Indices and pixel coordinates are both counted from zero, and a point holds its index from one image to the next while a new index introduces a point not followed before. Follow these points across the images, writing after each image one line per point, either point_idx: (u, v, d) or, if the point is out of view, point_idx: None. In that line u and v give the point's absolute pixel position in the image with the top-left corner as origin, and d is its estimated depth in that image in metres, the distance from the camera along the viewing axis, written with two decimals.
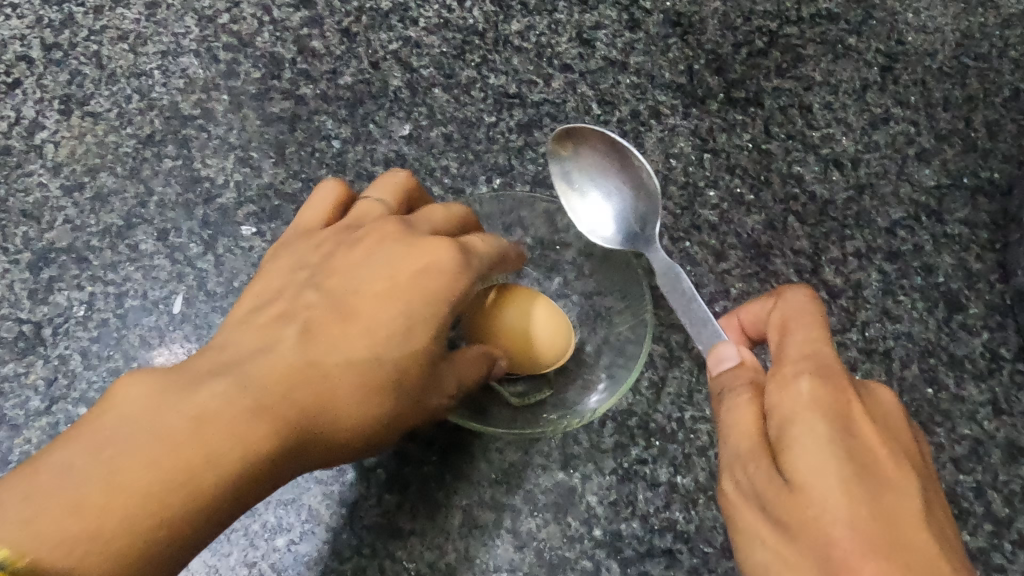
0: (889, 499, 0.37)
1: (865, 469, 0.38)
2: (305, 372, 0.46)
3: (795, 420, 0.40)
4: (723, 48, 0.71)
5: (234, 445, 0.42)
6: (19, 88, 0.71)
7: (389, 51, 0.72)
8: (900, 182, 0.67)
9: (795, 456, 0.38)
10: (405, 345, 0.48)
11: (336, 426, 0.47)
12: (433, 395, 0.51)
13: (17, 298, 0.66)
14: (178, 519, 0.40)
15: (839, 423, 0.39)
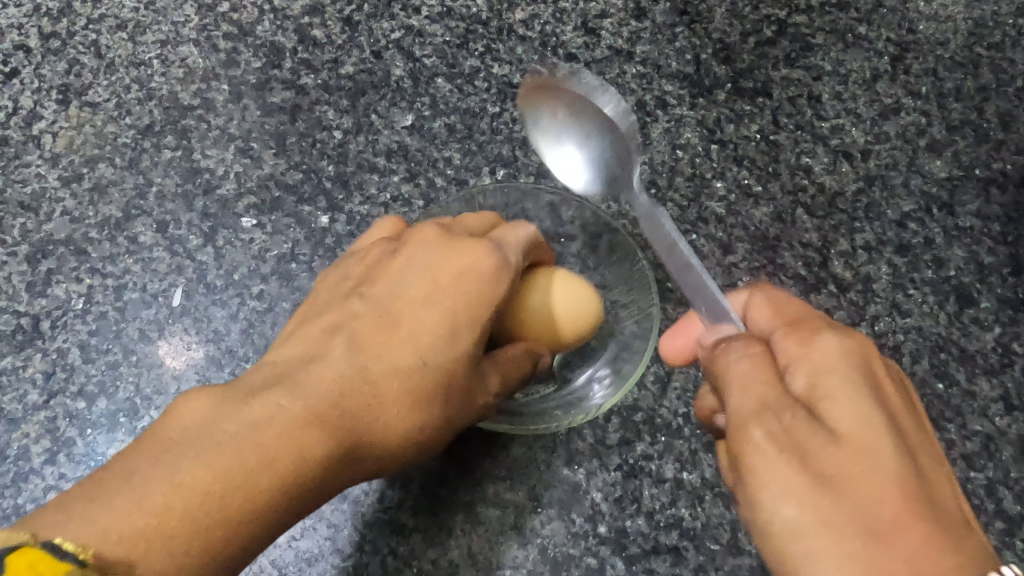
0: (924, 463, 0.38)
1: (898, 427, 0.38)
2: (355, 380, 0.45)
3: (832, 372, 0.39)
4: (731, 37, 0.70)
5: (292, 450, 0.41)
6: (16, 77, 0.70)
7: (391, 40, 0.71)
8: (911, 174, 0.66)
9: (836, 409, 0.38)
10: (455, 346, 0.47)
11: (388, 435, 0.46)
12: (483, 402, 0.49)
13: (15, 291, 0.65)
14: (239, 521, 0.39)
15: (870, 379, 0.39)
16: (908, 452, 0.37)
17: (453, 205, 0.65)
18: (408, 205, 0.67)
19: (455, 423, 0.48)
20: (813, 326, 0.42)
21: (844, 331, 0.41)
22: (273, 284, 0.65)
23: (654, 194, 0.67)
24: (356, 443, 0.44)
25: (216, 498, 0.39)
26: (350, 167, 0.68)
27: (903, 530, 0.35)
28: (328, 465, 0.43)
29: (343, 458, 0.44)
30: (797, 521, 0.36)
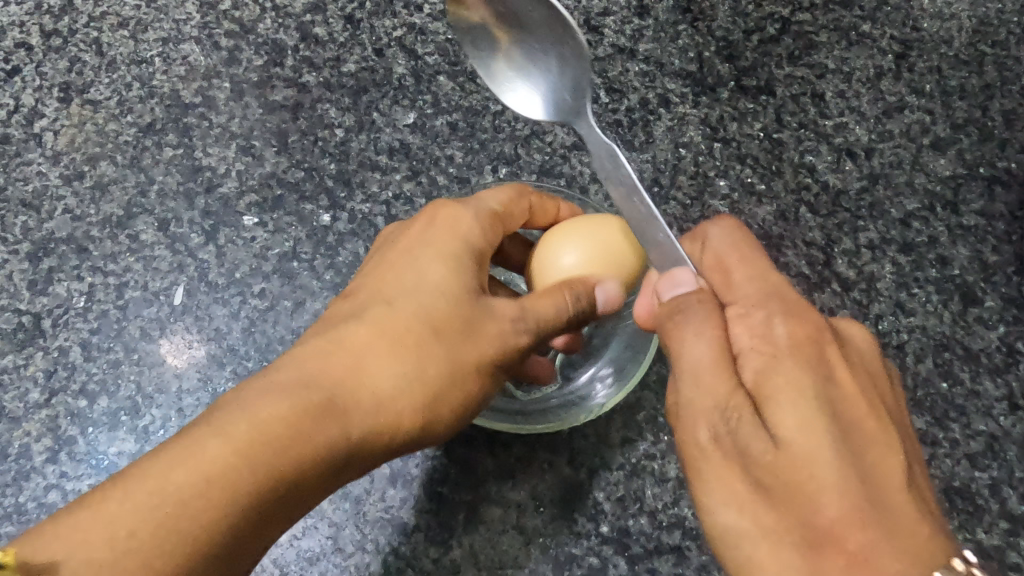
0: (870, 454, 0.38)
1: (845, 419, 0.38)
2: (332, 347, 0.46)
3: (777, 368, 0.39)
4: (734, 35, 0.70)
5: (265, 412, 0.42)
6: (18, 75, 0.70)
7: (393, 38, 0.70)
8: (915, 173, 0.66)
9: (779, 410, 0.38)
10: (428, 291, 0.47)
11: (382, 390, 0.45)
12: (491, 334, 0.47)
13: (16, 288, 0.65)
14: (200, 486, 0.39)
15: (818, 370, 0.39)
16: (851, 448, 0.37)
17: (456, 201, 0.66)
18: (411, 203, 0.67)
19: (461, 359, 0.47)
20: (765, 313, 0.41)
21: (793, 318, 0.41)
22: (275, 283, 0.65)
23: (657, 192, 0.67)
24: (344, 400, 0.44)
25: (200, 471, 0.39)
26: (352, 165, 0.68)
27: (837, 539, 0.36)
28: (309, 427, 0.42)
29: (334, 415, 0.43)
30: (737, 524, 0.38)
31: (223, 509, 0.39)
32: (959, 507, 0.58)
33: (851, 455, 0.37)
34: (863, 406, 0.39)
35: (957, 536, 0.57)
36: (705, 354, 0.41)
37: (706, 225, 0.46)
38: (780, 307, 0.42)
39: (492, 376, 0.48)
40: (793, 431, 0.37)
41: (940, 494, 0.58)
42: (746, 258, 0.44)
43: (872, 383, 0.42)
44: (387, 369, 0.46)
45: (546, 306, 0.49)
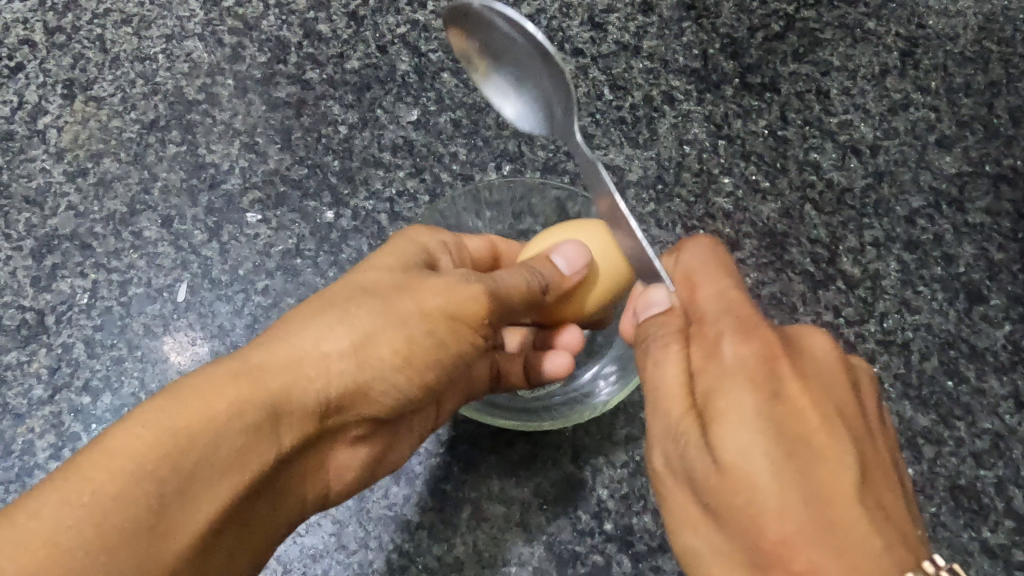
0: (818, 472, 0.35)
1: (794, 440, 0.35)
2: (266, 330, 0.44)
3: (721, 391, 0.37)
4: (739, 32, 0.69)
5: (183, 385, 0.40)
6: (22, 72, 0.70)
7: (397, 35, 0.70)
8: (920, 170, 0.65)
9: (720, 437, 0.36)
10: (366, 269, 0.48)
11: (315, 353, 0.43)
12: (433, 287, 0.46)
13: (20, 285, 0.65)
14: (116, 457, 0.36)
15: (767, 392, 0.36)
16: (800, 475, 0.35)
17: (461, 201, 0.66)
18: (414, 200, 0.67)
19: (400, 316, 0.45)
20: (714, 332, 0.39)
21: (742, 336, 0.38)
22: (278, 279, 0.65)
23: (661, 189, 0.67)
24: (270, 366, 0.42)
25: (113, 443, 0.37)
26: (355, 162, 0.68)
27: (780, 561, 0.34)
28: (229, 391, 0.40)
29: (258, 381, 0.41)
30: (696, 541, 0.39)
31: (135, 479, 0.36)
32: (965, 505, 0.57)
33: (794, 478, 0.35)
34: (813, 419, 0.36)
35: (963, 535, 0.57)
36: (659, 369, 0.40)
37: (683, 242, 0.44)
38: (731, 325, 0.39)
39: (446, 332, 0.46)
40: (731, 454, 0.35)
41: (945, 492, 0.58)
42: (703, 271, 0.42)
43: (834, 391, 0.38)
44: (319, 334, 0.44)
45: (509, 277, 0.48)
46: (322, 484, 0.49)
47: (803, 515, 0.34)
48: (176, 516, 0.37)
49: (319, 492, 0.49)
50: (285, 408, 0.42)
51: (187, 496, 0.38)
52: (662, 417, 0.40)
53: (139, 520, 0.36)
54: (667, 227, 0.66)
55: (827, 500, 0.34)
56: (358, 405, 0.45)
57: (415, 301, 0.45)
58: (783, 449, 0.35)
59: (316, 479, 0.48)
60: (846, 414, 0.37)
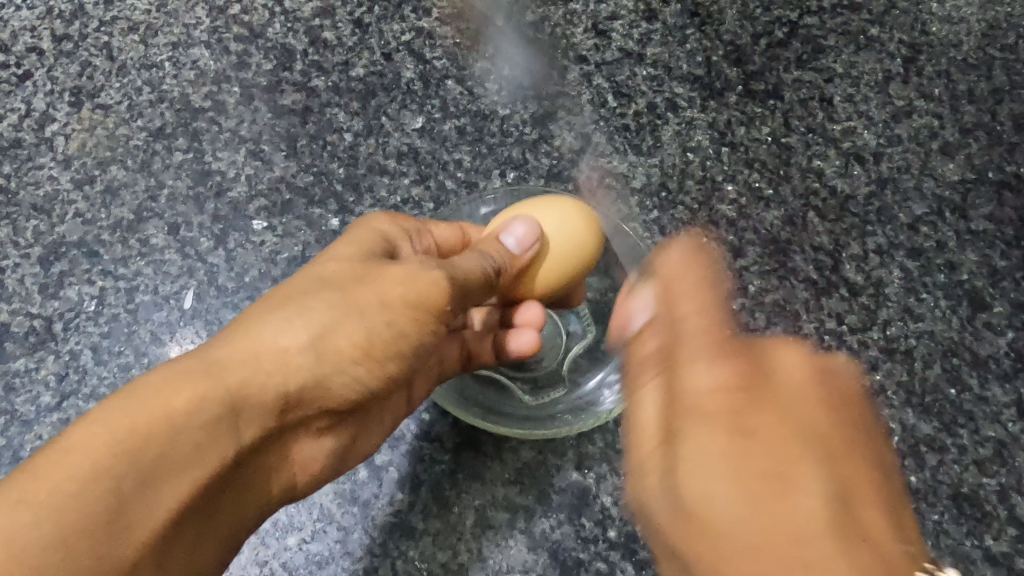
0: (792, 490, 0.34)
1: (771, 482, 0.34)
2: (221, 333, 0.45)
3: (696, 431, 0.36)
4: (743, 39, 0.70)
5: (138, 383, 0.40)
6: (30, 80, 0.70)
7: (402, 42, 0.71)
8: (923, 177, 0.65)
9: (693, 478, 0.35)
10: (322, 263, 0.49)
11: (273, 345, 0.43)
12: (392, 276, 0.47)
13: (28, 293, 0.65)
14: (84, 447, 0.36)
15: (739, 434, 0.36)
16: (775, 519, 0.33)
17: (464, 207, 0.67)
18: (419, 207, 0.67)
19: (358, 309, 0.46)
20: (687, 358, 0.39)
21: (711, 364, 0.39)
22: None
23: (665, 197, 0.67)
24: (230, 359, 0.42)
25: (73, 438, 0.37)
26: (360, 170, 0.68)
27: None
28: (183, 387, 0.40)
29: (219, 373, 0.41)
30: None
31: (93, 472, 0.36)
32: (968, 513, 0.57)
33: (765, 497, 0.34)
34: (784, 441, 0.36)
35: (966, 543, 0.57)
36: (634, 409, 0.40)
37: (672, 245, 0.46)
38: (704, 351, 0.39)
39: (405, 320, 0.47)
40: (704, 500, 0.34)
41: (949, 500, 0.58)
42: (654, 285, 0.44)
43: (810, 420, 0.37)
44: (279, 327, 0.44)
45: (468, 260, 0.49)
46: (289, 474, 0.48)
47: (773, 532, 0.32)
48: (143, 506, 0.37)
49: (286, 483, 0.49)
50: (243, 399, 0.42)
51: (147, 489, 0.37)
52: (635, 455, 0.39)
53: (98, 511, 0.35)
54: (671, 234, 0.66)
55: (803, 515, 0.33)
56: (318, 397, 0.45)
57: (374, 294, 0.46)
58: (750, 470, 0.35)
59: (285, 472, 0.48)
60: (819, 439, 0.37)
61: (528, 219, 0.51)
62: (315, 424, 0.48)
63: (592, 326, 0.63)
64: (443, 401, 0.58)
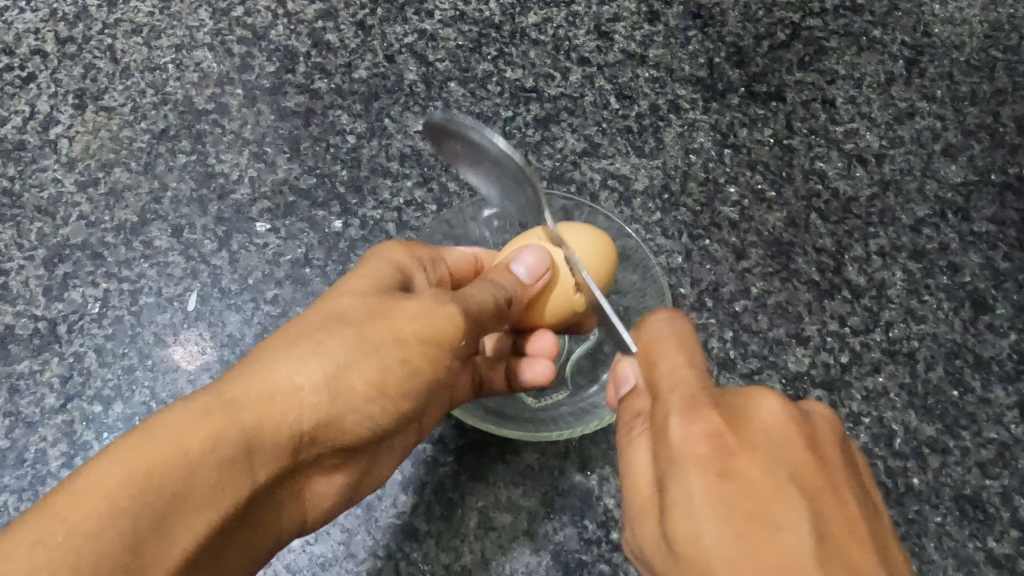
0: (771, 540, 0.33)
1: (751, 525, 0.34)
2: (233, 367, 0.43)
3: (676, 476, 0.36)
4: (745, 41, 0.70)
5: (150, 423, 0.38)
6: (33, 82, 0.71)
7: (405, 44, 0.71)
8: (926, 179, 0.66)
9: (679, 525, 0.35)
10: (339, 294, 0.47)
11: (287, 384, 0.42)
12: (407, 311, 0.46)
13: (31, 294, 0.65)
14: (94, 491, 0.35)
15: (719, 478, 0.35)
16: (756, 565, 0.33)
17: (467, 210, 0.66)
18: (422, 209, 0.68)
19: (372, 346, 0.44)
20: (665, 410, 0.38)
21: (687, 413, 0.37)
22: (287, 289, 0.66)
23: (667, 199, 0.67)
24: (244, 399, 0.41)
25: (87, 481, 0.35)
26: (363, 172, 0.68)
27: None
28: (198, 429, 0.39)
29: (233, 414, 0.40)
30: None
31: (107, 520, 0.35)
32: (971, 515, 0.57)
33: (744, 557, 0.33)
34: (757, 490, 0.34)
35: (969, 545, 0.57)
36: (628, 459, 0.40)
37: (647, 314, 0.42)
38: (676, 402, 0.38)
39: (419, 357, 0.46)
40: (690, 548, 0.35)
41: (951, 502, 0.58)
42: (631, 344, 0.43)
43: (788, 462, 0.36)
44: (293, 365, 0.43)
45: (480, 295, 0.49)
46: (299, 508, 0.48)
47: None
48: (154, 553, 0.36)
49: (296, 516, 0.48)
50: (257, 442, 0.41)
51: (160, 536, 0.36)
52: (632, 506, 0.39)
53: (112, 560, 0.34)
54: (673, 236, 0.66)
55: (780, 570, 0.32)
56: (331, 437, 0.45)
57: (386, 330, 0.45)
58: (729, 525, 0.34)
59: (294, 508, 0.48)
60: (797, 483, 0.35)
61: (537, 248, 0.51)
62: (327, 461, 0.47)
63: None
64: None
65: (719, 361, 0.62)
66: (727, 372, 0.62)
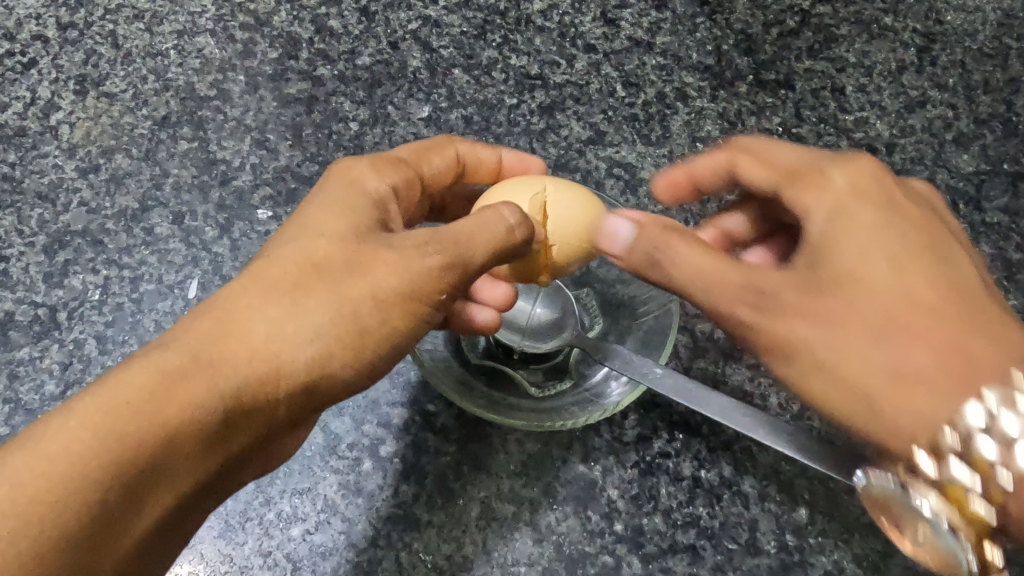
0: (938, 261, 0.42)
1: (917, 251, 0.42)
2: (206, 312, 0.42)
3: (845, 216, 0.43)
4: (753, 28, 0.69)
5: (118, 383, 0.38)
6: (34, 68, 0.70)
7: (408, 31, 0.71)
8: (937, 168, 0.64)
9: (846, 254, 0.42)
10: (317, 234, 0.43)
11: (264, 345, 0.41)
12: (386, 265, 0.42)
13: (32, 281, 0.64)
14: (58, 459, 0.36)
15: (885, 215, 0.43)
16: (924, 276, 0.41)
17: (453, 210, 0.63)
18: None
19: (353, 308, 0.42)
20: (817, 173, 0.46)
21: (845, 166, 0.45)
22: None
23: None
24: (216, 362, 0.40)
25: (59, 448, 0.36)
26: None
27: (912, 346, 0.40)
28: (169, 400, 0.38)
29: (200, 379, 0.39)
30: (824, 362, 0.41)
31: (75, 491, 0.36)
32: None
33: (915, 274, 0.41)
34: (917, 226, 0.43)
35: None
36: (708, 257, 0.44)
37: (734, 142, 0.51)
38: (817, 166, 0.46)
39: (402, 318, 0.43)
40: (862, 269, 0.42)
41: None
42: (749, 144, 0.50)
43: (932, 210, 0.46)
44: (269, 322, 0.41)
45: (478, 243, 0.43)
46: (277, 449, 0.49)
47: (932, 300, 0.41)
48: (127, 518, 0.38)
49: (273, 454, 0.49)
50: (234, 408, 0.40)
51: (136, 503, 0.38)
52: (728, 286, 0.43)
53: (86, 528, 0.36)
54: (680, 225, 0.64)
55: (948, 288, 0.41)
56: (316, 399, 0.43)
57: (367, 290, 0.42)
58: (897, 250, 0.42)
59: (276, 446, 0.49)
60: (941, 227, 0.45)
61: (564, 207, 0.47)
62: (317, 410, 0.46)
63: (601, 316, 0.62)
64: (446, 389, 0.55)
65: (724, 352, 0.60)
66: (733, 362, 0.60)
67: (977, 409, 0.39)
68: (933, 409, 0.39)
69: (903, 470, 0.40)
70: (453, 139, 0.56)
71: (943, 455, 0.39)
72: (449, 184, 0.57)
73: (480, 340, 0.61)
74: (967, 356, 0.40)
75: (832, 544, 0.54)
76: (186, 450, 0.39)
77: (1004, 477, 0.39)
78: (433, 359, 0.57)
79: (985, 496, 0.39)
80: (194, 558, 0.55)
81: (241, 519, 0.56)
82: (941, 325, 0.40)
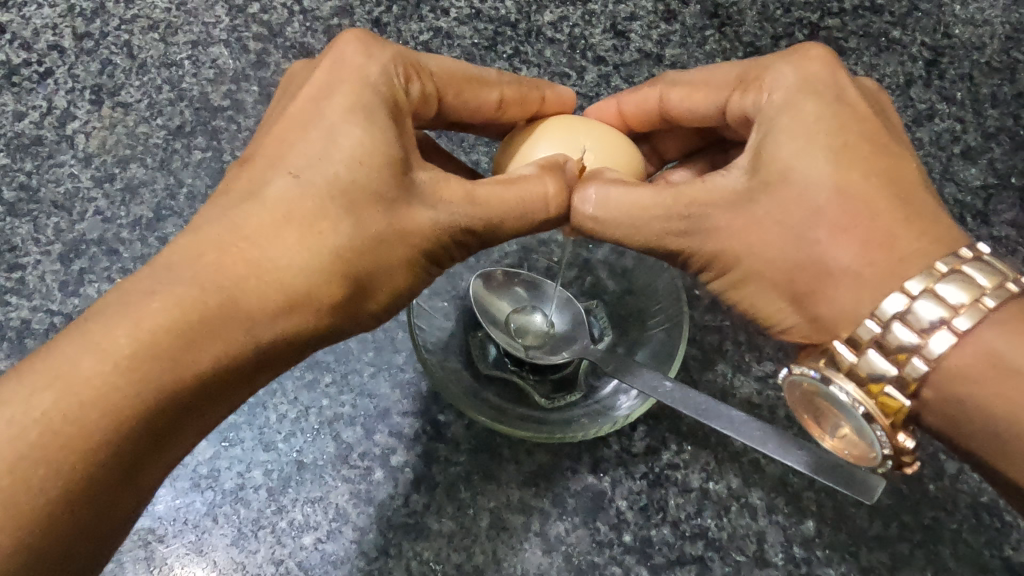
0: (880, 157, 0.42)
1: (854, 149, 0.42)
2: (226, 239, 0.41)
3: (780, 120, 0.44)
4: (762, 41, 0.69)
5: (151, 326, 0.39)
6: (50, 77, 0.71)
7: (420, 42, 0.72)
8: (945, 182, 0.65)
9: (779, 155, 0.43)
10: (344, 168, 0.43)
11: (293, 291, 0.42)
12: (419, 224, 0.44)
13: (48, 290, 0.65)
14: (97, 403, 0.38)
15: (830, 113, 0.44)
16: (860, 173, 0.42)
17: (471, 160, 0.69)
18: None
19: (382, 255, 0.44)
20: (761, 77, 0.47)
21: (793, 63, 0.46)
22: None
23: None
24: (246, 305, 0.41)
25: (93, 397, 0.38)
26: None
27: (831, 245, 0.42)
28: (203, 346, 0.40)
29: (231, 323, 0.40)
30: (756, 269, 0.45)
31: (115, 437, 0.38)
32: (986, 523, 0.54)
33: (854, 166, 0.42)
34: (863, 117, 0.44)
35: (985, 552, 0.54)
36: (633, 194, 0.47)
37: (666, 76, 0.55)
38: (752, 75, 0.48)
39: (419, 271, 0.46)
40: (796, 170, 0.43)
41: (966, 508, 0.55)
42: (675, 78, 0.55)
43: (878, 107, 0.46)
44: (297, 266, 0.42)
45: (495, 210, 0.46)
46: None
47: (861, 195, 0.41)
48: (164, 447, 0.41)
49: None
50: (264, 348, 0.42)
51: (172, 435, 0.41)
52: (656, 223, 0.46)
53: (125, 464, 0.39)
54: None
55: (882, 177, 0.42)
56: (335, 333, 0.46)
57: (395, 240, 0.44)
58: (837, 143, 0.43)
59: None
60: (885, 121, 0.45)
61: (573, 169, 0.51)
62: None
63: (609, 327, 0.63)
64: (454, 396, 0.55)
65: (733, 363, 0.60)
66: (741, 374, 0.60)
67: (899, 300, 0.38)
68: (855, 301, 0.41)
69: (825, 363, 0.41)
70: (502, 82, 0.55)
71: (862, 346, 0.39)
72: (482, 119, 0.57)
73: (490, 350, 0.61)
74: (900, 255, 0.40)
75: (840, 557, 0.54)
76: (217, 385, 0.41)
77: (921, 366, 0.38)
78: (444, 368, 0.58)
79: (901, 383, 0.38)
80: (207, 565, 0.55)
81: (253, 527, 0.56)
82: (868, 216, 0.41)
